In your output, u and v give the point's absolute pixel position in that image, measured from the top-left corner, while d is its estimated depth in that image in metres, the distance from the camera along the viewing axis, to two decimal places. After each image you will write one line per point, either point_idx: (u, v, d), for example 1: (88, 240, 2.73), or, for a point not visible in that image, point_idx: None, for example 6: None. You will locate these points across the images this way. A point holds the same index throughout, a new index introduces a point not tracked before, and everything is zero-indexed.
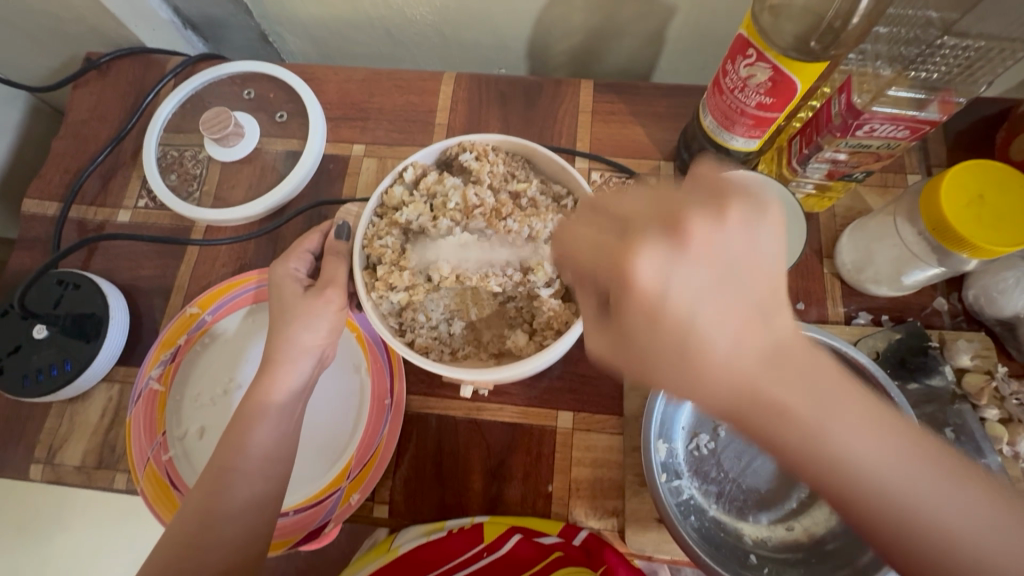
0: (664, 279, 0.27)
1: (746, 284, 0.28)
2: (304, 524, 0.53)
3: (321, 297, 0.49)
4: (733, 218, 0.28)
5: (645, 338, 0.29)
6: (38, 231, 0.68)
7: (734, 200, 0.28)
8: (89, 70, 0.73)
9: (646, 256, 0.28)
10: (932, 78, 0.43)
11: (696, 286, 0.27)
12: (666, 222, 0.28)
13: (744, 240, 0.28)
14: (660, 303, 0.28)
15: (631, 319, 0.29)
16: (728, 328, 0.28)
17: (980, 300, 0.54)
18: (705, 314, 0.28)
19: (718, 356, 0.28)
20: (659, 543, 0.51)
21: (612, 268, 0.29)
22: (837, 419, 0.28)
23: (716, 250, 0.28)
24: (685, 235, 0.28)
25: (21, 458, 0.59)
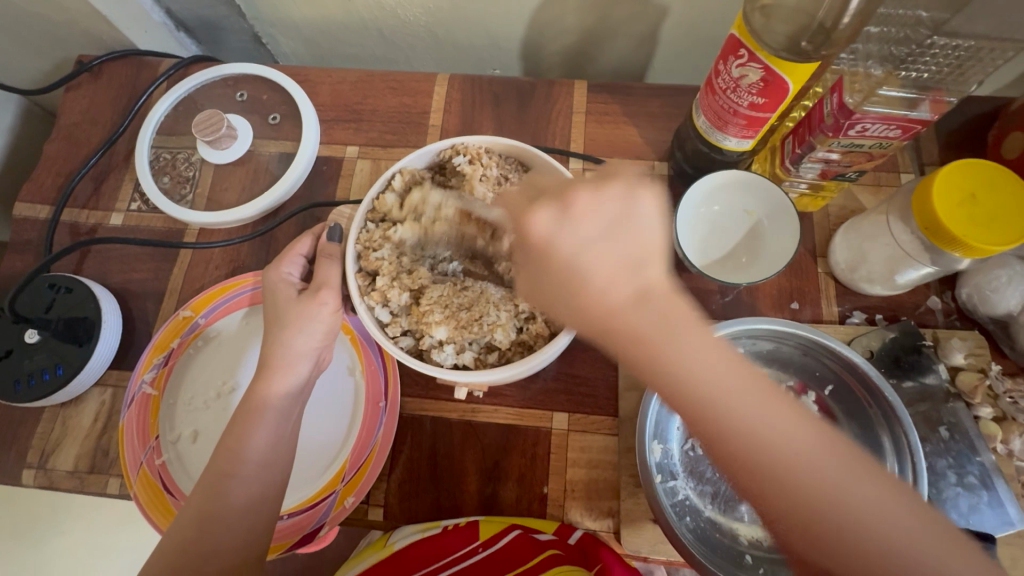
0: (553, 229, 0.35)
1: (631, 245, 0.34)
2: (298, 527, 0.52)
3: (315, 300, 0.48)
4: (613, 188, 0.36)
5: (546, 278, 0.36)
6: (31, 235, 0.68)
7: (617, 177, 0.37)
8: (81, 72, 0.73)
9: (540, 215, 0.36)
10: (924, 77, 0.42)
11: (583, 240, 0.34)
12: (561, 195, 0.37)
13: (621, 204, 0.35)
14: (552, 247, 0.35)
15: (535, 258, 0.37)
16: (610, 274, 0.33)
17: (974, 298, 0.54)
18: (594, 255, 0.34)
19: (602, 295, 0.33)
20: (655, 544, 0.51)
21: (523, 228, 0.37)
22: (726, 380, 0.32)
23: (599, 214, 0.35)
24: (570, 202, 0.36)
25: (14, 464, 0.58)
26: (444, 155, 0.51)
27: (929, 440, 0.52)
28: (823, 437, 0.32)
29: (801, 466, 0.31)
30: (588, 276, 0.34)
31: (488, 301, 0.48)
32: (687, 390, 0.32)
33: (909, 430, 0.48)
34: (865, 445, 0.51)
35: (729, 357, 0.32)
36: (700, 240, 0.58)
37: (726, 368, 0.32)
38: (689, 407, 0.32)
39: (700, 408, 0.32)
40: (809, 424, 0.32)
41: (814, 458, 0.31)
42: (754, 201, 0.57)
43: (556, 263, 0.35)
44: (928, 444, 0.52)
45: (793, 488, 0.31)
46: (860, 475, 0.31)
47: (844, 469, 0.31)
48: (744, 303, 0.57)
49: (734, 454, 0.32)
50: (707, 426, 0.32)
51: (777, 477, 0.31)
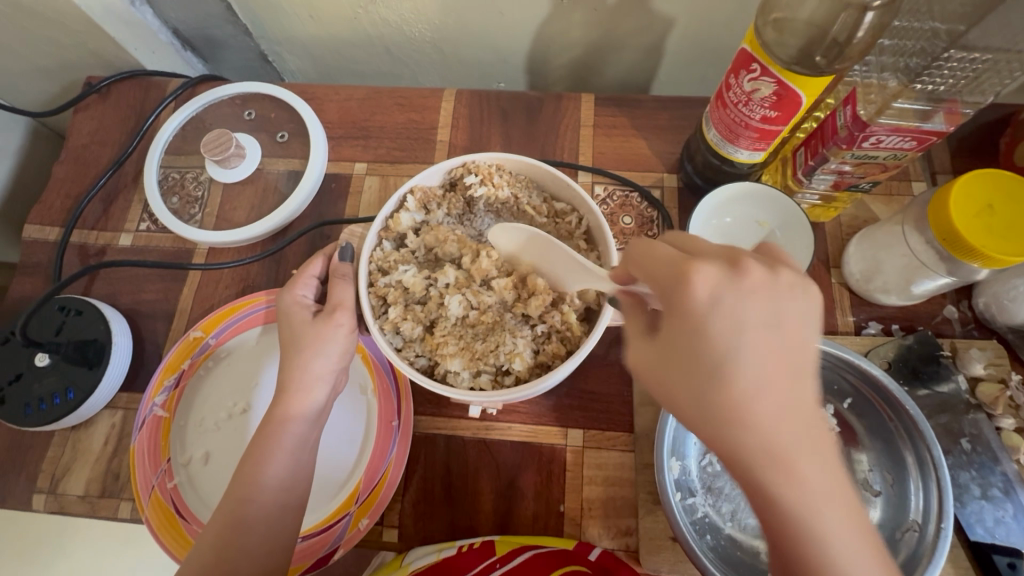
0: (717, 295, 0.30)
1: (784, 331, 0.30)
2: (312, 551, 0.52)
3: (331, 321, 0.48)
4: (787, 277, 0.31)
5: (681, 341, 0.31)
6: (40, 257, 0.68)
7: (760, 259, 0.32)
8: (89, 94, 0.73)
9: (703, 271, 0.30)
10: (939, 89, 0.42)
11: (748, 317, 0.29)
12: (731, 258, 0.31)
13: (776, 295, 0.30)
14: (708, 313, 0.29)
15: (678, 323, 0.31)
16: (762, 354, 0.29)
17: (991, 308, 0.54)
18: (747, 339, 0.29)
19: (730, 362, 0.29)
20: (675, 563, 0.50)
21: (675, 275, 0.31)
22: (797, 442, 0.29)
23: (771, 296, 0.30)
24: (745, 271, 0.30)
25: (24, 489, 0.58)
26: (454, 174, 0.51)
27: (951, 452, 0.51)
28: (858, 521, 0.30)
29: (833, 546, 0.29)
30: (724, 347, 0.29)
31: (502, 331, 0.48)
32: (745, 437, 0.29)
33: (933, 446, 0.47)
34: (887, 460, 0.51)
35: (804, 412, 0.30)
36: None
37: (798, 427, 0.29)
38: (744, 455, 0.30)
39: (769, 481, 0.30)
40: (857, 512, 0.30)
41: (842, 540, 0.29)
42: (767, 213, 0.56)
43: (693, 327, 0.30)
44: (951, 456, 0.51)
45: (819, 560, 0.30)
46: None
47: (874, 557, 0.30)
48: None
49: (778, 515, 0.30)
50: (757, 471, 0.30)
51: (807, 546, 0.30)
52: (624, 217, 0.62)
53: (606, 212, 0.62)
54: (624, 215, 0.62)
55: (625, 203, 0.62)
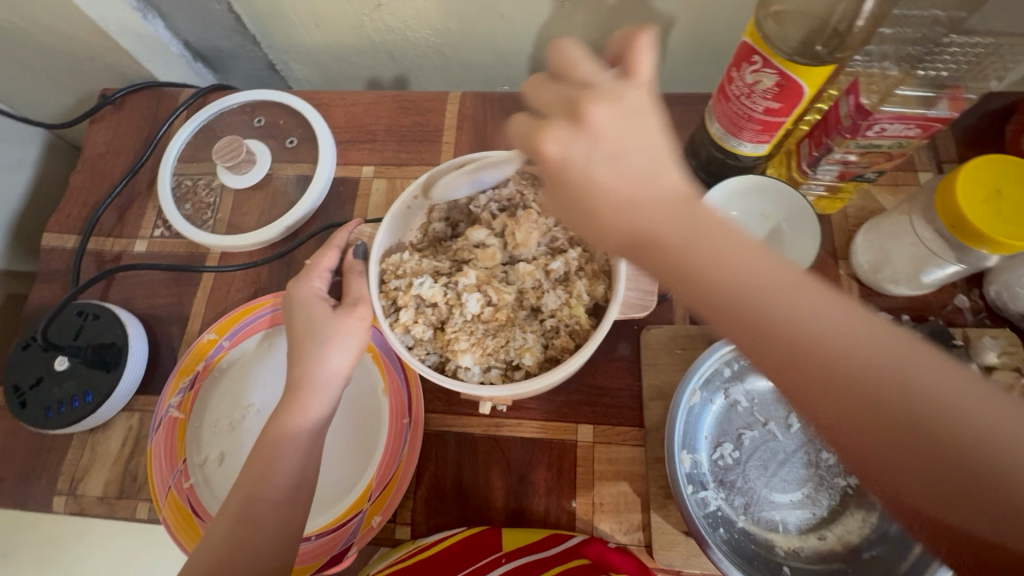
0: (566, 146, 0.33)
1: (637, 155, 0.33)
2: (326, 548, 0.52)
3: (353, 314, 0.50)
4: (630, 100, 0.34)
5: (570, 203, 0.34)
6: (58, 265, 0.69)
7: (601, 92, 0.34)
8: (104, 106, 0.75)
9: (552, 134, 0.34)
10: (942, 75, 0.42)
11: (597, 156, 0.33)
12: (575, 112, 0.34)
13: (620, 128, 0.33)
14: (566, 168, 0.33)
15: (553, 184, 0.35)
16: (627, 184, 0.32)
17: (1003, 296, 0.53)
18: (604, 171, 0.32)
19: (623, 207, 0.32)
20: (688, 557, 0.50)
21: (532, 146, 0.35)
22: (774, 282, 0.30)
23: (612, 127, 0.33)
24: (586, 116, 0.33)
25: (45, 491, 0.59)
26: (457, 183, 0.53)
27: None
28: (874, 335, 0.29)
29: (870, 369, 0.28)
30: (607, 202, 0.32)
31: (514, 326, 0.49)
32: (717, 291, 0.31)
33: None
34: None
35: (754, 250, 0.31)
36: None
37: (812, 305, 0.30)
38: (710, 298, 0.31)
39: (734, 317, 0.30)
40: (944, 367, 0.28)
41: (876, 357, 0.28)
42: (773, 206, 0.56)
43: (574, 187, 0.33)
44: None
45: (868, 389, 0.28)
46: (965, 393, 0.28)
47: (893, 351, 0.28)
48: None
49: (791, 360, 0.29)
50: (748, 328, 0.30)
51: (843, 381, 0.28)
52: None
53: None
54: None
55: None
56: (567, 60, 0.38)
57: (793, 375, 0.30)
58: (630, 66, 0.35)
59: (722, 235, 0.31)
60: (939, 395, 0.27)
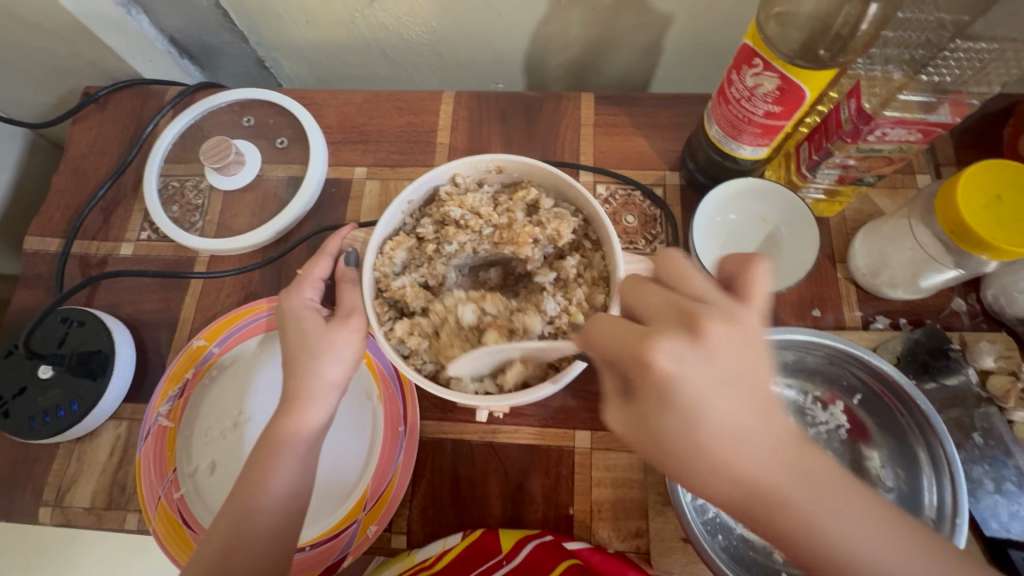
0: (680, 364, 0.31)
1: (744, 377, 0.31)
2: (320, 559, 0.51)
3: (346, 325, 0.49)
4: (748, 321, 0.32)
5: (665, 423, 0.32)
6: (42, 269, 0.67)
7: (717, 309, 0.32)
8: (87, 104, 0.73)
9: (664, 345, 0.31)
10: (944, 81, 0.42)
11: (707, 385, 0.31)
12: (686, 317, 0.32)
13: (734, 347, 0.31)
14: (670, 380, 0.31)
15: (651, 400, 0.32)
16: (707, 391, 0.31)
17: (1000, 300, 0.53)
18: (712, 406, 0.31)
19: (689, 402, 0.31)
20: (686, 564, 0.50)
21: (635, 357, 0.31)
22: (817, 495, 0.31)
23: (726, 349, 0.31)
24: (702, 331, 0.31)
25: (30, 502, 0.58)
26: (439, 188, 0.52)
27: (963, 446, 0.50)
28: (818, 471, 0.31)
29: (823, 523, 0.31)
30: (678, 396, 0.30)
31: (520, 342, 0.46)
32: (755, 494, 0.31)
33: (946, 439, 0.46)
34: (899, 455, 0.51)
35: (802, 453, 0.31)
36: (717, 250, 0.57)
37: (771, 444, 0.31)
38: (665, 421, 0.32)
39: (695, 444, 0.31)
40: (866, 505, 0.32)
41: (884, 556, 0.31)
42: (771, 209, 0.56)
43: (657, 384, 0.31)
44: (964, 450, 0.50)
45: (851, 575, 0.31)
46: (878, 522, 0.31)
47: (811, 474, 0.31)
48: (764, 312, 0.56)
49: (821, 560, 0.31)
50: (770, 515, 0.31)
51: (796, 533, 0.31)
52: (627, 216, 0.61)
53: (609, 211, 0.62)
54: (627, 213, 0.61)
55: (628, 202, 0.62)
56: (672, 270, 0.36)
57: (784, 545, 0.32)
58: (741, 288, 0.34)
59: (772, 439, 0.31)
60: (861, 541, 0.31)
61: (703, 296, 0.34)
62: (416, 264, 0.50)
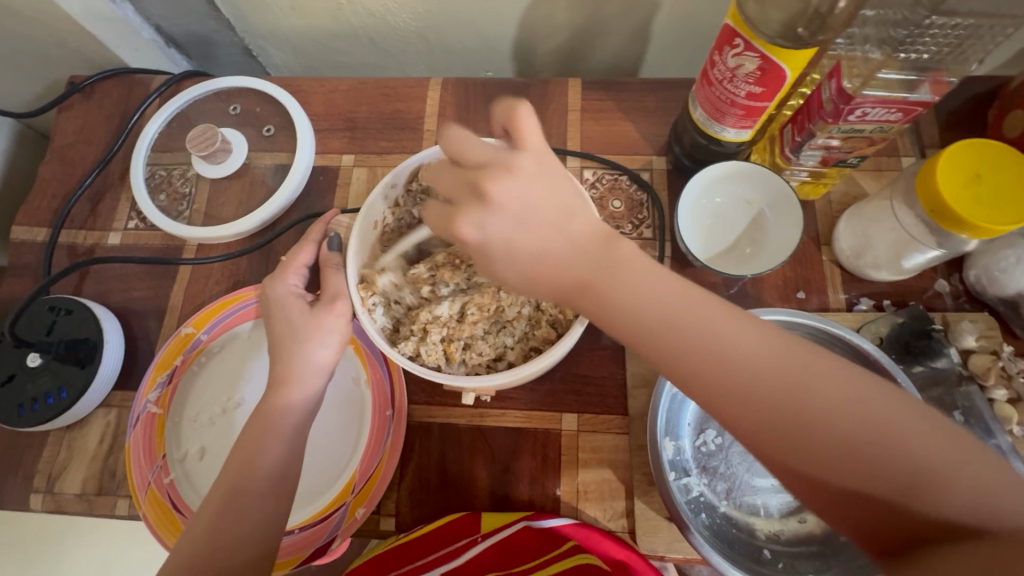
0: (479, 228, 0.37)
1: (543, 212, 0.37)
2: (309, 541, 0.52)
3: (332, 310, 0.49)
4: (526, 164, 0.37)
5: (498, 267, 0.39)
6: (29, 258, 0.67)
7: (495, 164, 0.37)
8: (72, 93, 0.72)
9: (466, 217, 0.37)
10: (923, 58, 0.42)
11: (507, 228, 0.37)
12: (474, 184, 0.37)
13: (526, 187, 0.37)
14: (483, 239, 0.37)
15: (473, 258, 0.39)
16: (541, 243, 0.37)
17: (982, 280, 0.54)
18: (518, 232, 0.37)
19: (544, 264, 0.38)
20: (671, 543, 0.50)
21: (447, 227, 0.38)
22: (742, 345, 0.35)
23: (526, 190, 0.37)
24: (487, 193, 0.36)
25: (21, 489, 0.58)
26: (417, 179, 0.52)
27: None
28: (753, 331, 0.35)
29: (771, 384, 0.34)
30: (530, 260, 0.38)
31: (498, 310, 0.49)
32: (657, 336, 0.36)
33: None
34: None
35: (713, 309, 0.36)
36: (703, 233, 0.57)
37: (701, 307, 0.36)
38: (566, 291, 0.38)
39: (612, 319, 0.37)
40: (811, 355, 0.35)
41: (811, 394, 0.33)
42: (756, 192, 0.56)
43: (499, 257, 0.38)
44: None
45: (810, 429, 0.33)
46: (826, 373, 0.34)
47: (748, 336, 0.35)
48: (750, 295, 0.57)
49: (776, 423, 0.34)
50: (715, 383, 0.35)
51: (752, 399, 0.34)
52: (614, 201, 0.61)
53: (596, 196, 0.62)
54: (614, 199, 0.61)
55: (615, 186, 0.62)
56: (459, 143, 0.39)
57: (746, 413, 0.34)
58: (516, 135, 0.38)
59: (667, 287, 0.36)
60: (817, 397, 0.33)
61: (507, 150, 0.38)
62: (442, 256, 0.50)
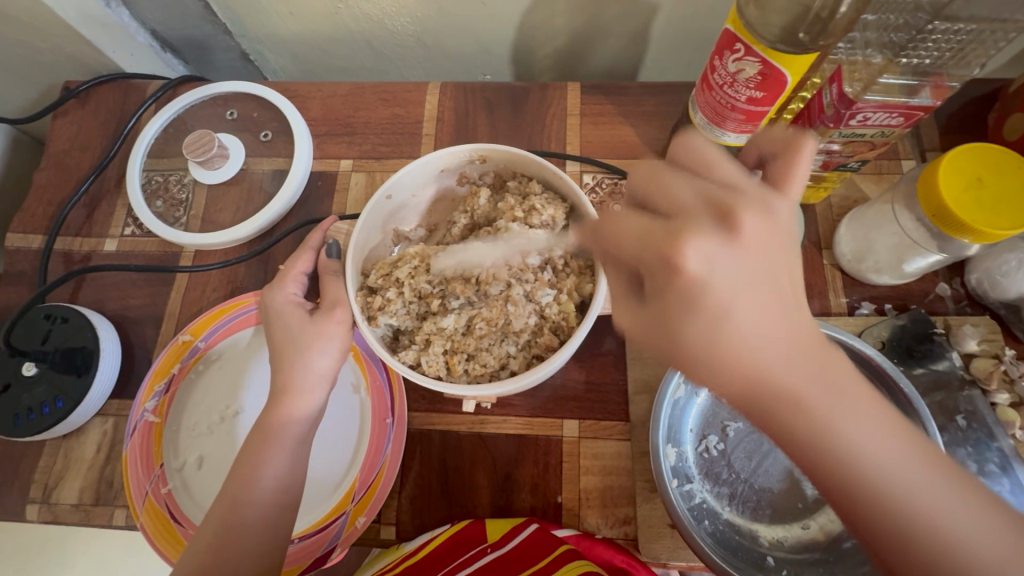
0: (711, 266, 0.30)
1: (775, 273, 0.31)
2: (309, 551, 0.51)
3: (331, 319, 0.49)
4: (780, 211, 0.32)
5: (695, 331, 0.30)
6: (24, 266, 0.67)
7: (750, 200, 0.32)
8: (68, 99, 0.72)
9: (694, 242, 0.30)
10: (925, 63, 0.42)
11: (739, 283, 0.30)
12: (722, 213, 0.31)
13: (765, 247, 0.31)
14: (704, 287, 0.30)
15: (675, 303, 0.30)
16: (763, 333, 0.30)
17: (983, 284, 0.54)
18: (744, 313, 0.30)
19: (751, 351, 0.30)
20: (674, 550, 0.50)
21: (663, 260, 0.30)
22: (825, 397, 0.30)
23: (761, 249, 0.31)
24: (737, 227, 0.30)
25: (17, 499, 0.57)
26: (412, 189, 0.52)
27: (947, 429, 0.51)
28: (834, 380, 0.31)
29: (852, 441, 0.30)
30: (737, 347, 0.30)
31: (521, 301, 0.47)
32: (746, 378, 0.30)
33: (928, 423, 0.47)
34: None
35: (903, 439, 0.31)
36: None
37: (781, 335, 0.30)
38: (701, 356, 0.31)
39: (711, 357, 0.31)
40: (892, 421, 0.31)
41: (867, 438, 0.30)
42: None
43: (706, 317, 0.30)
44: (947, 434, 0.51)
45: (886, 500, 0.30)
46: (905, 446, 0.31)
47: (823, 386, 0.30)
48: None
49: (851, 483, 0.30)
50: (785, 424, 0.31)
51: (817, 448, 0.30)
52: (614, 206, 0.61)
53: (595, 201, 0.62)
54: (614, 203, 0.61)
55: (615, 191, 0.62)
56: (688, 152, 0.35)
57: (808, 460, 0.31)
58: (779, 175, 0.35)
59: (876, 411, 0.31)
60: (904, 475, 0.30)
61: (731, 184, 0.33)
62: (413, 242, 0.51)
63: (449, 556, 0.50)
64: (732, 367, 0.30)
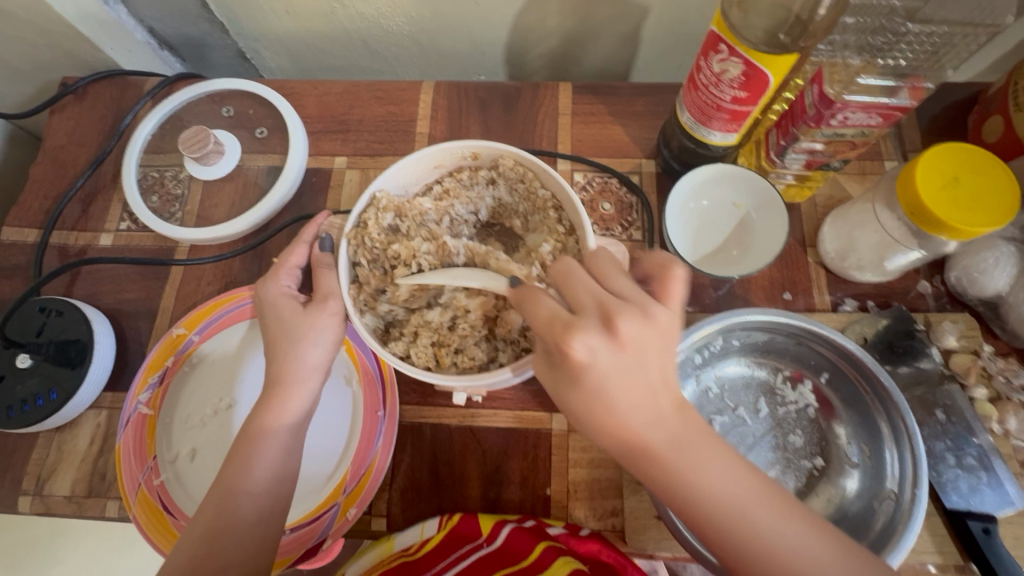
0: (594, 354, 0.34)
1: (650, 369, 0.35)
2: (301, 542, 0.52)
3: (324, 310, 0.49)
4: (661, 316, 0.35)
5: (572, 397, 0.36)
6: (19, 260, 0.67)
7: (631, 305, 0.35)
8: (65, 95, 0.73)
9: (581, 337, 0.34)
10: (901, 64, 0.44)
11: (614, 368, 0.34)
12: (603, 313, 0.35)
13: (644, 339, 0.35)
14: (585, 368, 0.35)
15: (564, 372, 0.36)
16: (631, 399, 0.35)
17: (962, 281, 0.55)
18: (618, 390, 0.35)
19: (630, 422, 0.35)
20: (659, 541, 0.51)
21: (556, 343, 0.35)
22: (759, 513, 0.35)
23: (641, 343, 0.35)
24: (617, 327, 0.34)
25: (10, 491, 0.58)
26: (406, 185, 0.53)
27: (926, 423, 0.52)
28: (770, 501, 0.35)
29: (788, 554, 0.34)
30: (614, 410, 0.35)
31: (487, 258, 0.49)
32: (689, 502, 0.35)
33: (906, 413, 0.48)
34: (864, 432, 0.52)
35: (754, 479, 0.36)
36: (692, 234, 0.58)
37: (715, 468, 0.35)
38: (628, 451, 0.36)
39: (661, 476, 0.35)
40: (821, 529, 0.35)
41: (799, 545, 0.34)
42: (743, 195, 0.57)
43: (584, 389, 0.35)
44: (926, 428, 0.52)
45: None
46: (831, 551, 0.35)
47: (752, 501, 0.35)
48: (737, 296, 0.58)
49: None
50: (724, 539, 0.35)
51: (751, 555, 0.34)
52: (604, 204, 0.62)
53: (586, 199, 0.63)
54: (604, 201, 0.62)
55: (605, 189, 0.63)
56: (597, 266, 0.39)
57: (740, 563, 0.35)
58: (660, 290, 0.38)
59: (798, 520, 0.35)
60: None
61: (621, 293, 0.37)
62: (382, 200, 0.50)
63: (446, 551, 0.51)
64: (679, 482, 0.35)
